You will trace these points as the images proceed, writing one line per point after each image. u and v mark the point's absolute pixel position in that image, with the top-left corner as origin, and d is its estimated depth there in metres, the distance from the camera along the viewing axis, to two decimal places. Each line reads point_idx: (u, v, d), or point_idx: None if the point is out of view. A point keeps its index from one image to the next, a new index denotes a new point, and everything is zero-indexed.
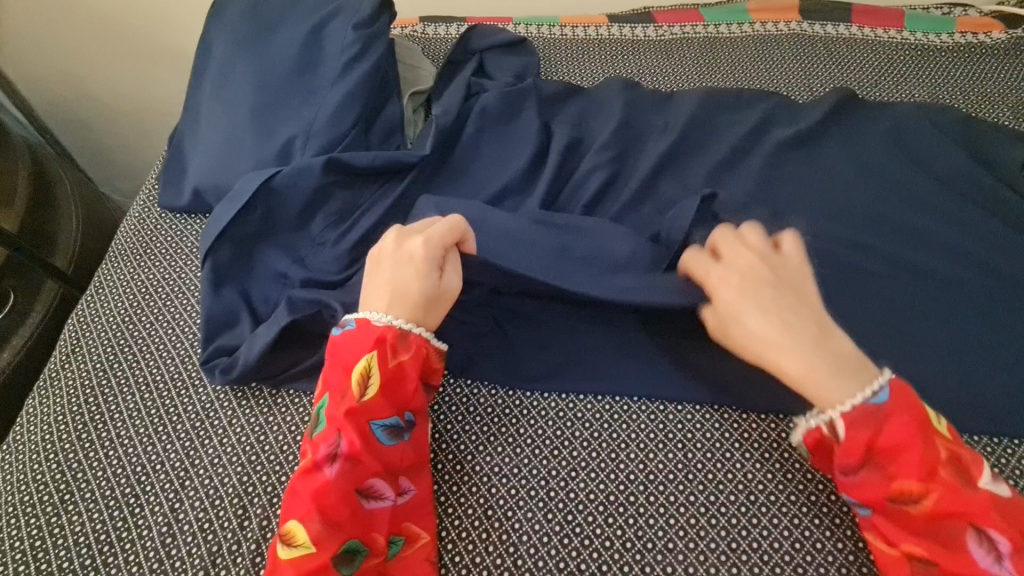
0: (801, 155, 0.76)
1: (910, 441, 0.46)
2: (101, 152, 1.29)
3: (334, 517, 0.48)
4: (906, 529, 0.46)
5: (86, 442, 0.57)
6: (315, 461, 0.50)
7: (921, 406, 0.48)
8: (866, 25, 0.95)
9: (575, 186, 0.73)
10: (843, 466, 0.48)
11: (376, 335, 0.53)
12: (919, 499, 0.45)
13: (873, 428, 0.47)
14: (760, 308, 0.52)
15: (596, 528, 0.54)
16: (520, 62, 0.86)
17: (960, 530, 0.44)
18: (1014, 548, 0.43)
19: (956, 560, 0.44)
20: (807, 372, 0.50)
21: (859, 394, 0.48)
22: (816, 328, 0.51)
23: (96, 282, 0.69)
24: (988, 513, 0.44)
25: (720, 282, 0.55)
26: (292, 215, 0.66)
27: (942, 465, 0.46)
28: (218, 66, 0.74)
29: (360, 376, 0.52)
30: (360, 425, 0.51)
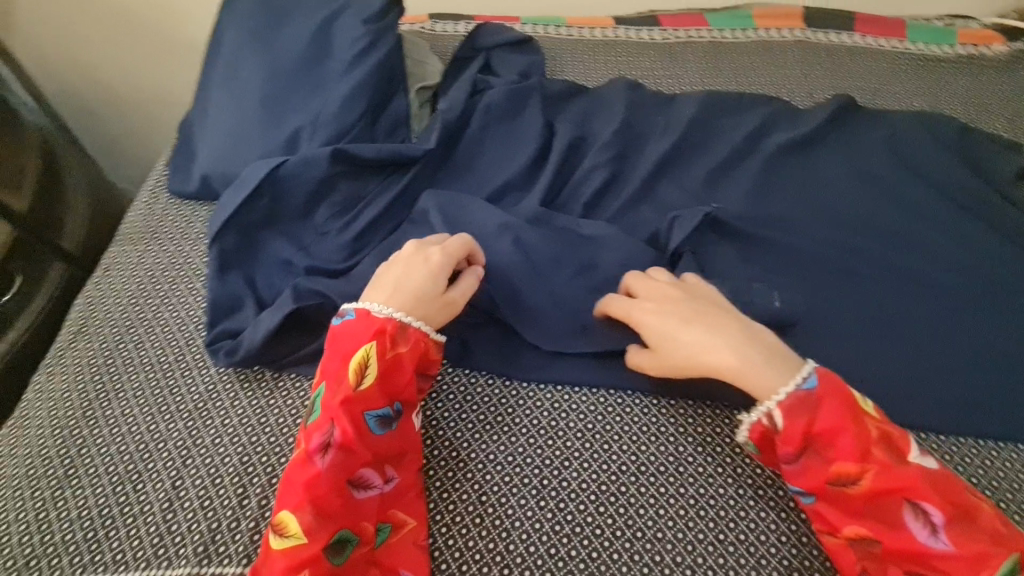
0: (799, 160, 0.77)
1: (842, 424, 0.48)
2: (109, 139, 1.30)
3: (325, 508, 0.49)
4: (848, 511, 0.48)
5: (92, 419, 0.58)
6: (307, 451, 0.50)
7: (846, 389, 0.50)
8: (869, 34, 0.96)
9: (576, 184, 0.75)
10: (784, 456, 0.50)
11: (375, 327, 0.55)
12: (857, 480, 0.47)
13: (809, 414, 0.49)
14: (682, 322, 0.55)
15: (587, 516, 0.55)
16: (525, 61, 0.88)
17: (897, 507, 0.46)
18: (947, 519, 0.45)
19: (895, 536, 0.46)
20: (745, 371, 0.51)
21: (791, 383, 0.50)
22: (740, 330, 0.54)
23: (104, 265, 0.71)
24: (920, 487, 0.46)
25: (642, 312, 0.58)
26: (298, 204, 0.67)
27: (873, 443, 0.48)
28: (229, 56, 0.75)
29: (355, 367, 0.53)
30: (354, 414, 0.52)
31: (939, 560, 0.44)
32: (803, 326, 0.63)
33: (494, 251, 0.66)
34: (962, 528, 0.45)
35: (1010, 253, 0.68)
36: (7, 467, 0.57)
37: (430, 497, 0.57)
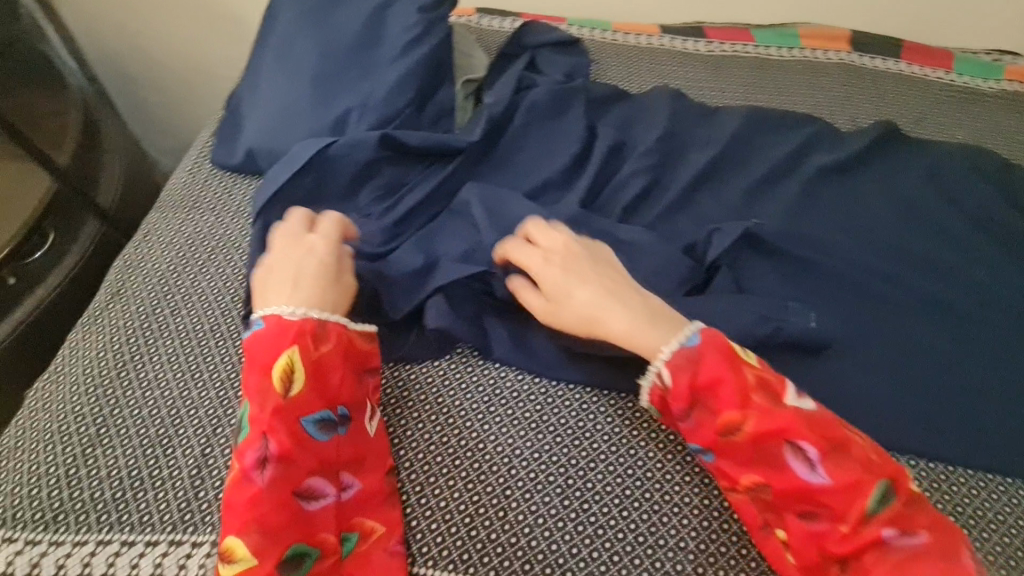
0: (839, 182, 0.77)
1: (721, 375, 0.51)
2: (146, 106, 1.31)
3: (271, 523, 0.48)
4: (741, 461, 0.51)
5: (126, 380, 0.59)
6: (243, 470, 0.50)
7: (728, 342, 0.53)
8: (915, 62, 0.96)
9: (615, 187, 0.75)
10: (677, 413, 0.53)
11: (291, 330, 0.55)
12: (740, 428, 0.50)
13: (692, 370, 0.52)
14: (580, 280, 0.59)
15: (610, 519, 0.56)
16: (571, 62, 0.88)
17: (781, 450, 0.49)
18: (822, 454, 0.48)
19: (782, 478, 0.49)
20: (635, 332, 0.55)
21: (675, 342, 0.54)
22: (628, 292, 0.58)
23: (144, 230, 0.71)
24: (795, 427, 0.49)
25: (540, 265, 0.61)
26: (340, 185, 0.68)
27: (753, 390, 0.51)
28: (282, 33, 0.76)
29: (281, 375, 0.53)
30: (290, 422, 0.52)
31: (821, 494, 0.48)
32: (834, 347, 0.63)
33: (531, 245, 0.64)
34: (836, 460, 0.48)
35: None
36: (38, 420, 0.57)
37: (455, 487, 0.57)
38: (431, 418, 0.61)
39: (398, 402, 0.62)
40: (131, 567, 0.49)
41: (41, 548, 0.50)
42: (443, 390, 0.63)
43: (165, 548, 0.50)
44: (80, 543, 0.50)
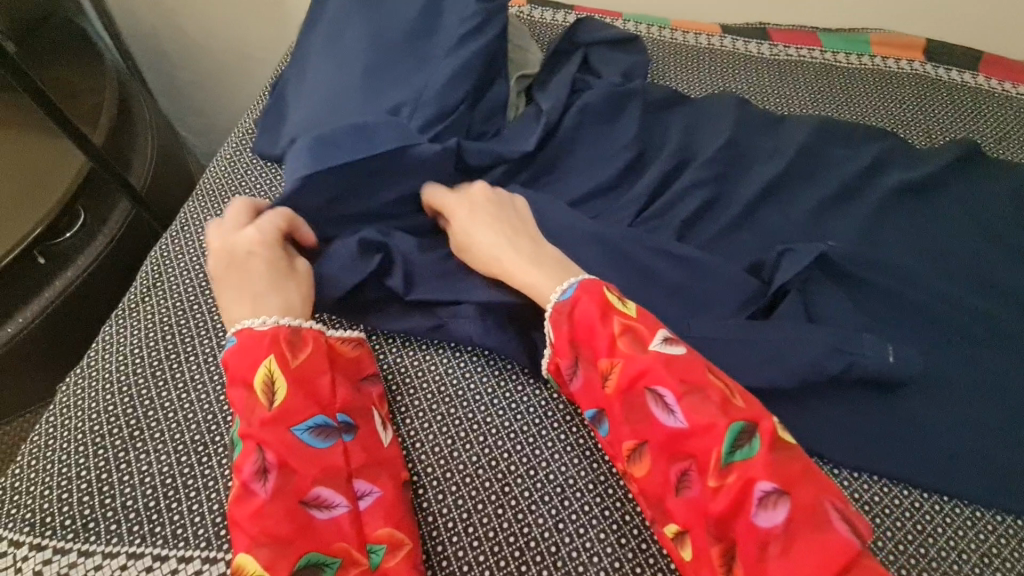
0: (916, 204, 0.72)
1: (592, 323, 0.51)
2: (179, 86, 1.29)
3: (279, 534, 0.46)
4: (616, 419, 0.49)
5: (161, 380, 0.56)
6: (242, 483, 0.47)
7: (604, 292, 0.53)
8: (994, 76, 0.89)
9: (675, 199, 0.70)
10: (564, 369, 0.53)
11: (268, 338, 0.53)
12: (609, 377, 0.50)
13: (569, 321, 0.53)
14: (482, 223, 0.61)
15: (670, 561, 0.52)
16: (628, 59, 0.82)
17: (643, 400, 0.48)
18: (678, 396, 0.47)
19: (649, 430, 0.47)
20: (518, 273, 0.58)
21: (552, 293, 0.55)
22: (529, 241, 0.60)
23: (181, 220, 0.69)
24: (654, 370, 0.48)
25: (451, 208, 0.63)
26: (388, 185, 0.64)
27: (616, 336, 0.50)
28: (332, 19, 0.72)
29: (262, 382, 0.51)
30: (282, 431, 0.50)
31: (685, 441, 0.46)
32: (912, 386, 0.59)
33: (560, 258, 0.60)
34: (695, 405, 0.46)
35: None
36: (69, 418, 0.55)
37: (503, 517, 0.54)
38: (478, 439, 0.58)
39: (446, 421, 0.59)
40: None
41: (71, 557, 0.48)
42: (491, 410, 0.60)
43: (200, 565, 0.47)
44: (111, 555, 0.48)
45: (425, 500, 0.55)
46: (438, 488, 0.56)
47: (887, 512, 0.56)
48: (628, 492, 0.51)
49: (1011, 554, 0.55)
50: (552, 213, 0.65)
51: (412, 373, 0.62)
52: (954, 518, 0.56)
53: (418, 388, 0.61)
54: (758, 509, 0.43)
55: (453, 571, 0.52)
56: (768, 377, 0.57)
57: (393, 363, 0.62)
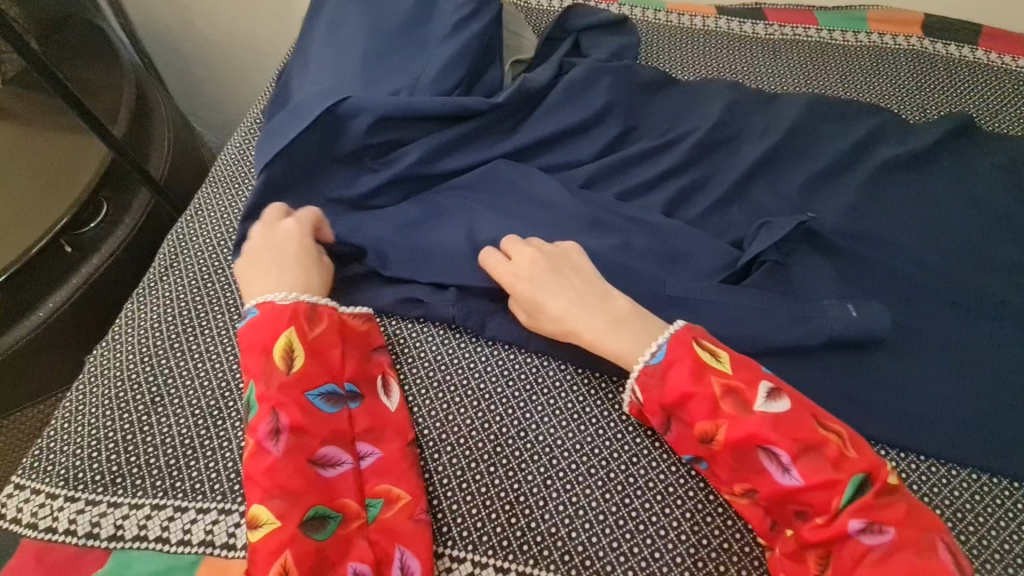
0: (907, 176, 0.72)
1: (687, 389, 0.51)
2: (193, 82, 1.33)
3: (291, 487, 0.49)
4: (725, 469, 0.51)
5: (179, 351, 0.61)
6: (257, 441, 0.50)
7: (694, 351, 0.53)
8: (994, 49, 0.89)
9: (666, 177, 0.72)
10: (655, 423, 0.54)
11: (290, 311, 0.56)
12: (714, 437, 0.50)
13: (661, 385, 0.53)
14: (552, 292, 0.58)
15: (652, 515, 0.55)
16: (618, 43, 0.84)
17: (754, 456, 0.49)
18: (793, 457, 0.48)
19: (761, 482, 0.49)
20: (598, 340, 0.56)
21: (642, 359, 0.54)
22: (599, 300, 0.57)
23: (195, 204, 0.73)
24: (764, 433, 0.48)
25: (512, 278, 0.60)
26: (386, 167, 0.67)
27: (719, 399, 0.50)
28: (332, 10, 0.75)
29: (282, 351, 0.54)
30: (297, 397, 0.53)
31: (802, 494, 0.47)
32: (897, 353, 0.60)
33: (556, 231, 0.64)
34: (807, 461, 0.48)
35: None
36: (96, 385, 0.59)
37: (495, 474, 0.58)
38: (472, 404, 0.61)
39: (442, 387, 0.63)
40: (184, 531, 0.51)
41: (101, 508, 0.52)
42: (485, 377, 0.63)
43: (216, 515, 0.52)
44: (137, 506, 0.52)
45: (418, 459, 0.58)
46: (434, 448, 0.59)
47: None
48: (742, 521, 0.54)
49: (985, 510, 0.57)
50: (544, 192, 0.68)
51: (410, 343, 0.65)
52: (930, 476, 0.58)
53: (414, 356, 0.64)
54: (868, 537, 0.45)
55: (448, 522, 0.55)
56: (750, 342, 0.59)
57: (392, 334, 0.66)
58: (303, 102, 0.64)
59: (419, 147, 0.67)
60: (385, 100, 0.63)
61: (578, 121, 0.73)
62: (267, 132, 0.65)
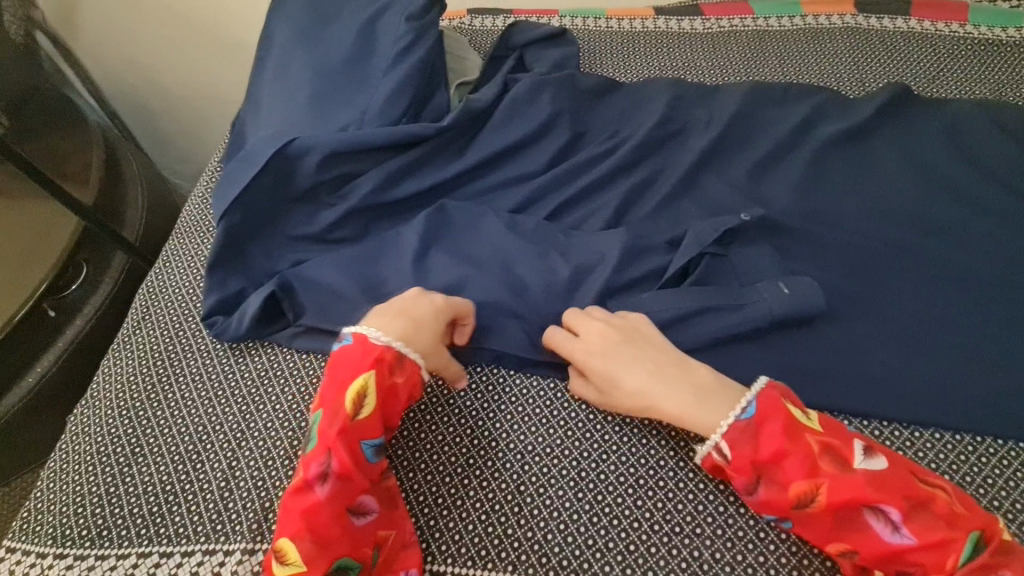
0: (850, 151, 0.74)
1: (785, 450, 0.50)
2: (162, 136, 1.36)
3: (324, 533, 0.49)
4: (820, 530, 0.50)
5: (155, 401, 0.62)
6: (305, 479, 0.51)
7: (786, 411, 0.52)
8: (926, 17, 0.91)
9: (616, 179, 0.74)
10: (743, 486, 0.52)
11: (375, 354, 0.56)
12: (814, 499, 0.49)
13: (753, 443, 0.52)
14: (628, 365, 0.58)
15: (625, 509, 0.56)
16: (558, 54, 0.86)
17: (860, 515, 0.48)
18: (904, 515, 0.47)
19: (866, 543, 0.48)
20: (685, 411, 0.55)
21: (730, 414, 0.53)
22: (676, 367, 0.57)
23: (164, 256, 0.74)
24: (871, 494, 0.48)
25: (585, 354, 0.59)
26: (341, 200, 0.69)
27: (819, 458, 0.50)
28: (277, 56, 0.78)
29: (355, 394, 0.54)
30: (351, 443, 0.53)
31: (912, 555, 0.47)
32: (848, 325, 0.62)
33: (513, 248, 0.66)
34: (917, 519, 0.47)
35: None
36: (80, 442, 0.61)
37: (470, 486, 0.59)
38: (444, 421, 0.63)
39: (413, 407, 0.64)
40: None
41: (89, 562, 0.54)
42: (453, 392, 0.64)
43: (200, 557, 0.53)
44: (123, 556, 0.54)
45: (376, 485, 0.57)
46: (409, 467, 0.60)
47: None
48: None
49: (952, 469, 0.57)
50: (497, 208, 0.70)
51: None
52: (894, 441, 0.59)
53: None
54: None
55: (426, 539, 0.56)
56: (711, 330, 0.61)
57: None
58: (255, 146, 0.67)
59: (371, 177, 0.69)
60: (334, 137, 0.66)
61: (525, 134, 0.75)
62: (222, 179, 0.67)
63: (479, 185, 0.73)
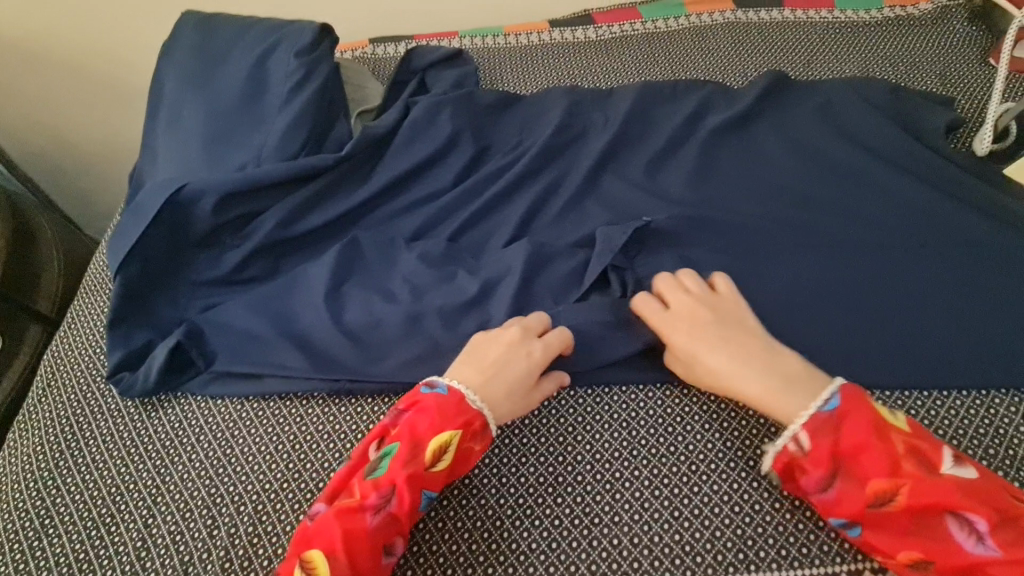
0: (737, 139, 0.78)
1: (868, 443, 0.49)
2: (78, 196, 1.31)
3: (356, 563, 0.48)
4: (892, 534, 0.48)
5: (63, 469, 0.60)
6: (361, 504, 0.51)
7: (873, 408, 0.51)
8: (798, 7, 0.98)
9: (519, 189, 0.76)
10: (819, 481, 0.51)
11: (466, 417, 0.55)
12: (892, 498, 0.48)
13: (835, 435, 0.50)
14: (712, 346, 0.58)
15: (545, 508, 0.57)
16: (457, 73, 0.88)
17: (938, 521, 0.47)
18: (991, 526, 0.45)
19: (945, 553, 0.46)
20: (765, 397, 0.55)
21: (813, 405, 0.52)
22: (763, 352, 0.57)
23: (68, 318, 0.72)
24: (959, 501, 0.46)
25: (673, 328, 0.60)
26: (244, 240, 0.69)
27: (904, 458, 0.48)
28: (168, 104, 0.77)
29: (435, 447, 0.53)
30: (416, 491, 0.52)
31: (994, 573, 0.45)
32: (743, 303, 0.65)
33: (420, 270, 0.67)
34: (1004, 534, 0.45)
35: (950, 205, 0.68)
36: None
37: None
38: None
39: None
40: None
41: None
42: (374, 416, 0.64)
43: None
44: None
45: (287, 525, 0.55)
46: None
47: (732, 415, 0.60)
48: (760, 547, 0.53)
49: None
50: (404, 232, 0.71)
51: (287, 417, 0.62)
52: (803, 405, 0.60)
53: (281, 429, 0.61)
54: None
55: None
56: (616, 324, 0.63)
57: (259, 412, 0.62)
58: (148, 197, 0.66)
59: (273, 214, 0.69)
60: (227, 179, 0.66)
61: (428, 154, 0.76)
62: (117, 234, 0.66)
63: (385, 208, 0.74)
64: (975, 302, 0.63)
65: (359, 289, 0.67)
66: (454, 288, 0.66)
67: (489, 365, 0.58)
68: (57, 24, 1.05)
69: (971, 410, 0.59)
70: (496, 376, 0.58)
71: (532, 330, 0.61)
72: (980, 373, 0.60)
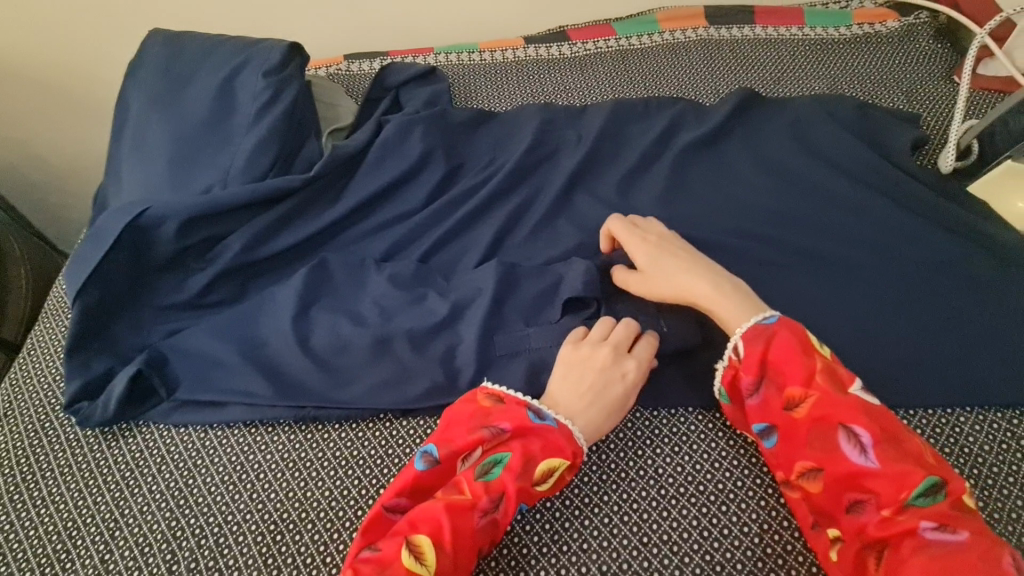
0: (708, 156, 0.79)
1: (790, 355, 0.52)
2: (51, 212, 1.29)
3: (458, 561, 0.49)
4: (796, 443, 0.51)
5: (18, 503, 0.59)
6: (474, 504, 0.50)
7: (803, 331, 0.54)
8: (769, 24, 0.99)
9: (492, 207, 0.75)
10: (745, 385, 0.54)
11: (577, 448, 0.55)
12: (800, 404, 0.51)
13: (766, 345, 0.54)
14: (676, 260, 0.61)
15: (514, 537, 0.57)
16: (430, 90, 0.88)
17: (833, 434, 0.50)
18: (875, 440, 0.48)
19: (835, 462, 0.49)
20: (715, 303, 0.58)
21: (757, 317, 0.56)
22: (720, 273, 0.61)
23: (29, 344, 0.71)
24: (853, 414, 0.49)
25: (643, 243, 0.63)
26: (209, 263, 0.68)
27: (818, 373, 0.51)
28: (134, 125, 0.76)
29: (546, 468, 0.53)
30: (519, 504, 0.52)
31: (871, 481, 0.48)
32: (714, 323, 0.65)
33: (390, 292, 0.66)
34: (889, 449, 0.48)
35: (916, 222, 0.69)
36: None
37: None
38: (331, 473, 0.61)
39: None
40: None
41: None
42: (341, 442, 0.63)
43: None
44: None
45: (249, 558, 0.54)
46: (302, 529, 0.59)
47: (701, 437, 0.60)
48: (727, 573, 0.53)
49: None
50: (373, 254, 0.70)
51: (251, 445, 0.61)
52: None
53: (244, 458, 0.60)
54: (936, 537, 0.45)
55: None
56: None
57: (223, 440, 0.61)
58: (109, 220, 0.65)
59: (239, 237, 0.68)
60: (191, 202, 0.65)
61: (399, 172, 0.75)
62: (77, 258, 0.65)
63: (356, 229, 0.73)
64: (941, 318, 0.64)
65: (326, 313, 0.66)
66: (423, 309, 0.65)
67: (587, 394, 0.57)
68: (25, 41, 1.04)
69: (937, 430, 0.61)
70: (596, 402, 0.57)
71: (622, 345, 0.60)
72: (944, 389, 0.61)
